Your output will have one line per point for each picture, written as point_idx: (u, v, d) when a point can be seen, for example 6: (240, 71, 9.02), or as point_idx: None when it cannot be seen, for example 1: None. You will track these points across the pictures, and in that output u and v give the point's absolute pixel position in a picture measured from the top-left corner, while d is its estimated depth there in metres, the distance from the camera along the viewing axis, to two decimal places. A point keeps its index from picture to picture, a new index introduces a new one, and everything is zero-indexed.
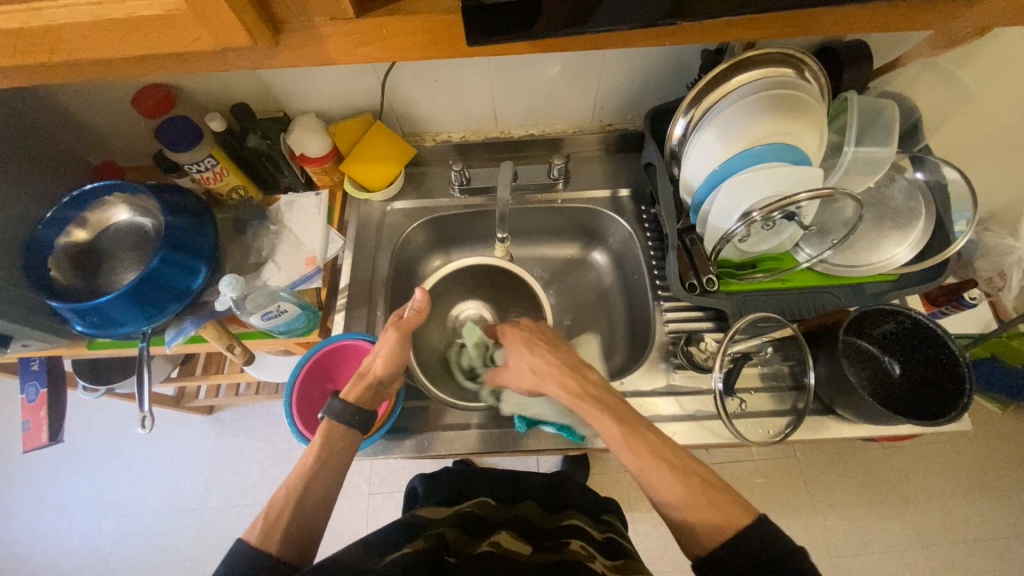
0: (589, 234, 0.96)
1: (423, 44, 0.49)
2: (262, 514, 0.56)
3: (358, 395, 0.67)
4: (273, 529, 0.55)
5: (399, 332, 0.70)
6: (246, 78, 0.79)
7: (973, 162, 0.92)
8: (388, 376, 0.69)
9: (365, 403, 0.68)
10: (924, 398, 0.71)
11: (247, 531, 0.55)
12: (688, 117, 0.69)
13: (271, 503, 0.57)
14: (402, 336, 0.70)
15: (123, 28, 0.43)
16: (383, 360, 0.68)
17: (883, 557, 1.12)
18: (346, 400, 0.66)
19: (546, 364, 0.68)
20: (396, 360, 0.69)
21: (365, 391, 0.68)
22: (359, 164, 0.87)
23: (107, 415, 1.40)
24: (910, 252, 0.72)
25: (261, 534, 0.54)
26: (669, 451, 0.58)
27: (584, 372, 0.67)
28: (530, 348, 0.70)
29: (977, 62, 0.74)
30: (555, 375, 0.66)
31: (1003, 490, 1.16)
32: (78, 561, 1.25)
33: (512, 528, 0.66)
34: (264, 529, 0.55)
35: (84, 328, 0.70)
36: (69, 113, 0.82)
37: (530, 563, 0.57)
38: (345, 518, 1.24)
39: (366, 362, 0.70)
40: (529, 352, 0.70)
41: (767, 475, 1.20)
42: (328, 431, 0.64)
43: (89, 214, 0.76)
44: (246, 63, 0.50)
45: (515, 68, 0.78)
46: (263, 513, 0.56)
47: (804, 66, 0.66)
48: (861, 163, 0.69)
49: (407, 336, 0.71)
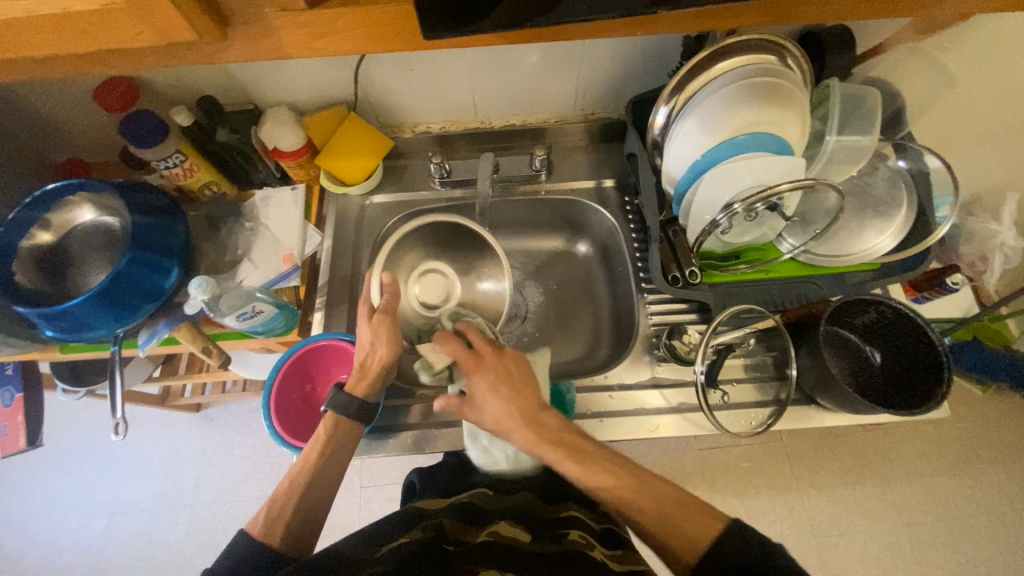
0: (573, 225, 0.94)
1: (383, 37, 0.47)
2: (265, 508, 0.58)
3: (365, 390, 0.65)
4: (276, 523, 0.57)
5: (390, 319, 0.64)
6: (213, 69, 0.76)
7: (958, 146, 0.91)
8: (391, 363, 0.65)
9: (371, 397, 0.66)
10: (903, 387, 0.72)
11: (249, 523, 0.57)
12: (670, 106, 0.67)
13: (274, 497, 0.59)
14: (393, 322, 0.65)
15: (58, 25, 0.41)
16: (386, 346, 0.64)
17: (865, 536, 1.14)
18: (353, 393, 0.65)
19: (514, 403, 0.58)
20: (397, 346, 0.65)
21: (372, 385, 0.66)
22: (334, 158, 0.84)
23: (91, 415, 1.37)
24: (893, 241, 0.71)
25: (264, 526, 0.57)
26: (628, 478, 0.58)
27: (544, 412, 0.59)
28: (496, 389, 0.59)
29: (959, 45, 0.73)
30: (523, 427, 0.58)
31: (984, 469, 1.17)
32: (68, 560, 1.24)
33: (511, 517, 0.64)
34: (267, 521, 0.57)
35: (54, 333, 0.67)
36: (29, 109, 0.79)
37: (531, 552, 0.55)
38: (336, 513, 1.23)
39: (363, 355, 0.65)
40: (506, 393, 0.59)
41: (754, 461, 1.21)
42: (335, 423, 0.64)
43: (53, 215, 0.73)
44: (197, 58, 0.48)
45: (493, 56, 0.76)
46: (267, 504, 0.59)
47: (786, 52, 0.64)
48: (843, 152, 0.69)
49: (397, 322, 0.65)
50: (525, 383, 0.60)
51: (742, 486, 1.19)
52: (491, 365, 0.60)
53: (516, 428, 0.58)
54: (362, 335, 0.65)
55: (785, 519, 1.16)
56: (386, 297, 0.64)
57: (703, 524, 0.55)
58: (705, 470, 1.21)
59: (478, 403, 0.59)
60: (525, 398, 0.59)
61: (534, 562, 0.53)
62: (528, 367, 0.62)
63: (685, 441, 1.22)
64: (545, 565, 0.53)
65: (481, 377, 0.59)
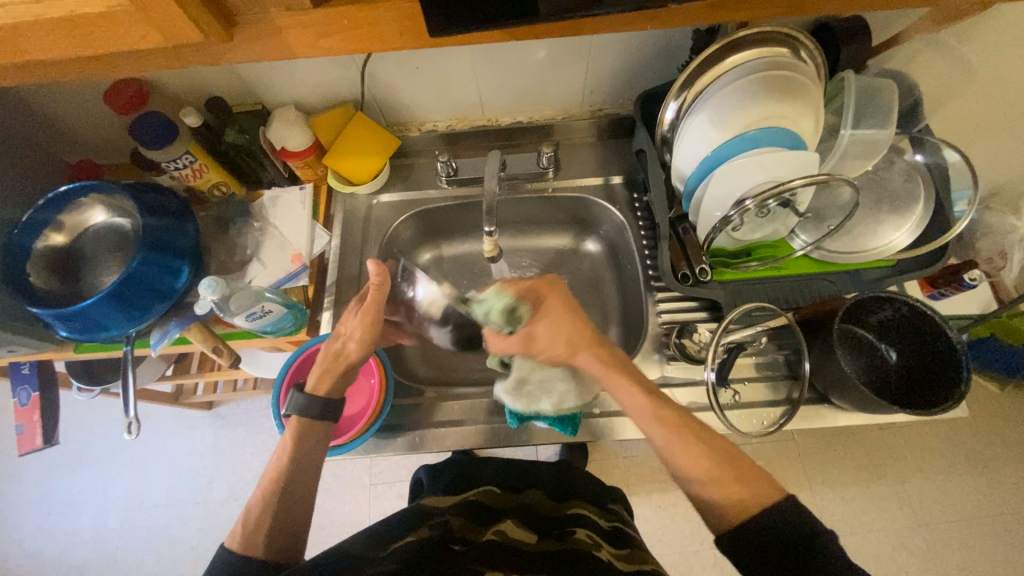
0: (581, 223, 0.93)
1: (390, 34, 0.46)
2: (241, 521, 0.57)
3: (326, 387, 0.66)
4: (255, 535, 0.56)
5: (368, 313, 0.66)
6: (221, 70, 0.76)
7: (976, 139, 0.89)
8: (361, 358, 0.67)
9: (336, 394, 0.67)
10: (921, 384, 0.71)
11: (228, 540, 0.56)
12: (679, 101, 0.66)
13: (250, 508, 0.58)
14: (370, 321, 0.66)
15: (64, 28, 0.41)
16: (354, 343, 0.66)
17: (879, 535, 1.13)
18: (312, 394, 0.65)
19: (578, 331, 0.65)
20: (370, 343, 0.67)
21: (335, 383, 0.66)
22: (342, 157, 0.84)
23: (107, 412, 1.39)
24: (909, 237, 0.70)
25: (243, 539, 0.56)
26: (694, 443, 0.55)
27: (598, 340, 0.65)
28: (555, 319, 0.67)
29: (977, 34, 0.71)
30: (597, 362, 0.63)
31: (1000, 468, 1.15)
32: (86, 556, 1.26)
33: (518, 517, 0.64)
34: (247, 535, 0.56)
35: (69, 334, 0.68)
36: (42, 111, 0.80)
37: (534, 552, 0.55)
38: (346, 509, 1.24)
39: (333, 348, 0.67)
40: (571, 320, 0.66)
41: (765, 459, 1.19)
42: (300, 428, 0.64)
43: (65, 217, 0.73)
44: (206, 59, 0.48)
45: (498, 53, 0.75)
46: (241, 520, 0.58)
47: (799, 45, 0.63)
48: (859, 146, 0.67)
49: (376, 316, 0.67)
50: (578, 317, 0.66)
51: None
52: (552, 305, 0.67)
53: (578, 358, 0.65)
54: (338, 331, 0.68)
55: None
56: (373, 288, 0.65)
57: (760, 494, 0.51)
58: None
59: (536, 339, 0.68)
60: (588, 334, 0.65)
61: (539, 563, 0.53)
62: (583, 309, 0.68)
63: None
64: (549, 566, 0.52)
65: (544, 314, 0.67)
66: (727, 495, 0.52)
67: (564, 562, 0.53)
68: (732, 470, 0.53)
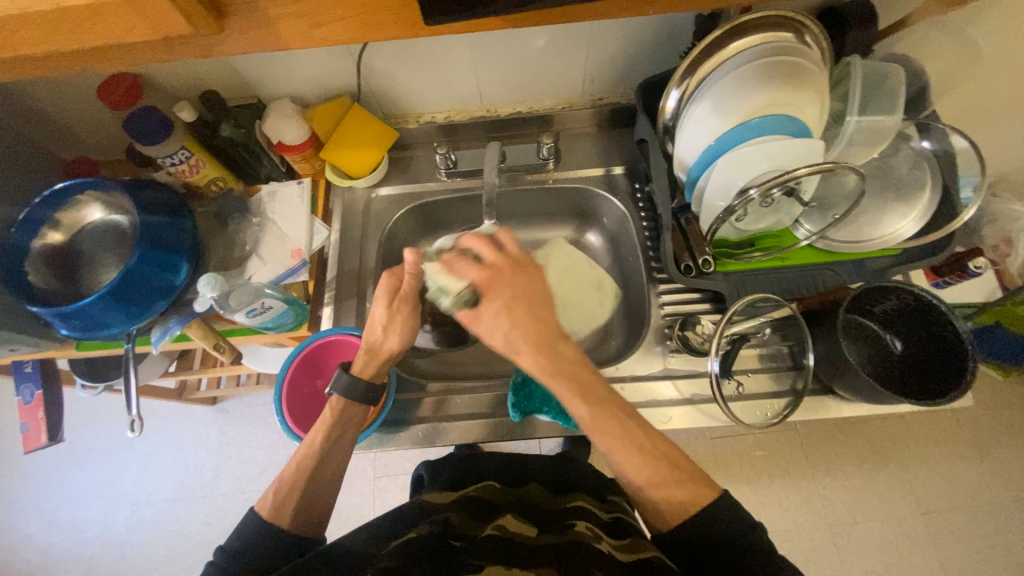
0: (583, 214, 0.92)
1: (385, 23, 0.46)
2: (272, 489, 0.58)
3: (373, 371, 0.65)
4: (284, 506, 0.57)
5: (410, 305, 0.64)
6: (215, 63, 0.75)
7: (982, 126, 0.88)
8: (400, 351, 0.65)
9: (377, 376, 0.66)
10: (923, 378, 0.71)
11: (259, 503, 0.58)
12: (682, 88, 0.64)
13: (281, 479, 0.59)
14: (411, 307, 0.65)
15: (52, 22, 0.41)
16: (398, 338, 0.64)
17: (882, 524, 1.12)
18: (360, 376, 0.64)
19: (518, 328, 0.54)
20: (410, 335, 0.65)
21: (379, 366, 0.65)
22: (341, 151, 0.83)
23: (111, 409, 1.40)
24: (914, 226, 0.69)
25: (273, 507, 0.57)
26: (630, 457, 0.53)
27: (544, 333, 0.55)
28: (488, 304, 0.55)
29: (986, 18, 0.70)
30: (530, 342, 0.54)
31: (1005, 456, 1.15)
32: (95, 549, 1.27)
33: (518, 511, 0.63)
34: (276, 502, 0.57)
35: (70, 332, 0.67)
36: (37, 107, 0.79)
37: (537, 545, 0.55)
38: (351, 501, 1.24)
39: (374, 339, 0.64)
40: (513, 310, 0.54)
41: (767, 449, 1.20)
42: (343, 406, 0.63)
43: (63, 214, 0.73)
44: (198, 50, 0.47)
45: (497, 41, 0.74)
46: (275, 484, 0.59)
47: (804, 28, 0.61)
48: (865, 133, 0.66)
49: (416, 306, 0.65)
50: (526, 304, 0.55)
51: (754, 473, 1.19)
52: (509, 279, 0.56)
53: (524, 340, 0.54)
54: (375, 322, 0.64)
55: (799, 507, 1.15)
56: (404, 278, 0.65)
57: (692, 492, 0.53)
58: (717, 459, 1.20)
59: (482, 318, 0.56)
60: (539, 321, 0.55)
61: (538, 555, 0.52)
62: (545, 287, 0.57)
63: (697, 431, 1.22)
64: (551, 558, 0.52)
65: (485, 295, 0.56)
66: (679, 504, 0.53)
67: (565, 552, 0.53)
68: (683, 479, 0.53)
